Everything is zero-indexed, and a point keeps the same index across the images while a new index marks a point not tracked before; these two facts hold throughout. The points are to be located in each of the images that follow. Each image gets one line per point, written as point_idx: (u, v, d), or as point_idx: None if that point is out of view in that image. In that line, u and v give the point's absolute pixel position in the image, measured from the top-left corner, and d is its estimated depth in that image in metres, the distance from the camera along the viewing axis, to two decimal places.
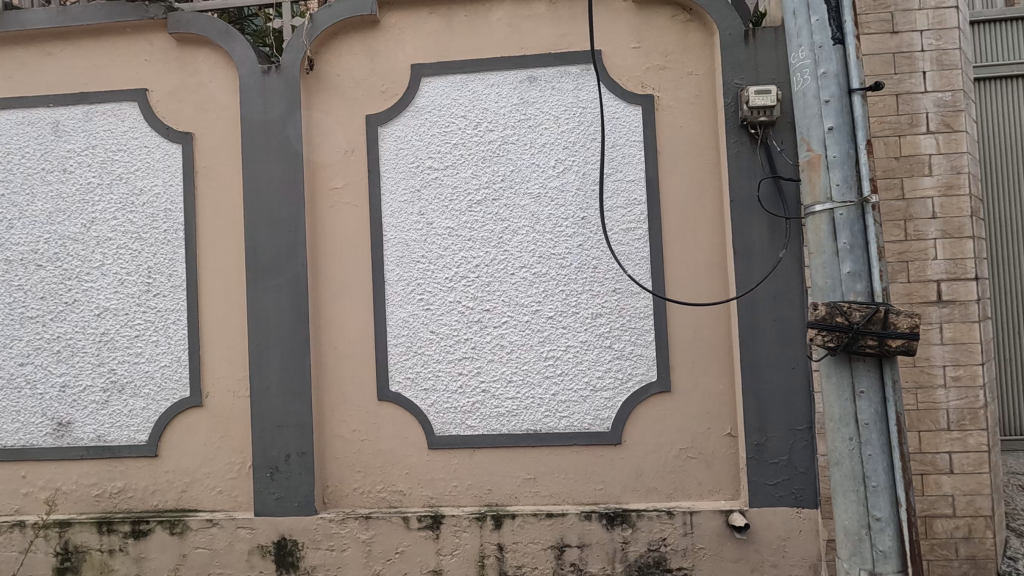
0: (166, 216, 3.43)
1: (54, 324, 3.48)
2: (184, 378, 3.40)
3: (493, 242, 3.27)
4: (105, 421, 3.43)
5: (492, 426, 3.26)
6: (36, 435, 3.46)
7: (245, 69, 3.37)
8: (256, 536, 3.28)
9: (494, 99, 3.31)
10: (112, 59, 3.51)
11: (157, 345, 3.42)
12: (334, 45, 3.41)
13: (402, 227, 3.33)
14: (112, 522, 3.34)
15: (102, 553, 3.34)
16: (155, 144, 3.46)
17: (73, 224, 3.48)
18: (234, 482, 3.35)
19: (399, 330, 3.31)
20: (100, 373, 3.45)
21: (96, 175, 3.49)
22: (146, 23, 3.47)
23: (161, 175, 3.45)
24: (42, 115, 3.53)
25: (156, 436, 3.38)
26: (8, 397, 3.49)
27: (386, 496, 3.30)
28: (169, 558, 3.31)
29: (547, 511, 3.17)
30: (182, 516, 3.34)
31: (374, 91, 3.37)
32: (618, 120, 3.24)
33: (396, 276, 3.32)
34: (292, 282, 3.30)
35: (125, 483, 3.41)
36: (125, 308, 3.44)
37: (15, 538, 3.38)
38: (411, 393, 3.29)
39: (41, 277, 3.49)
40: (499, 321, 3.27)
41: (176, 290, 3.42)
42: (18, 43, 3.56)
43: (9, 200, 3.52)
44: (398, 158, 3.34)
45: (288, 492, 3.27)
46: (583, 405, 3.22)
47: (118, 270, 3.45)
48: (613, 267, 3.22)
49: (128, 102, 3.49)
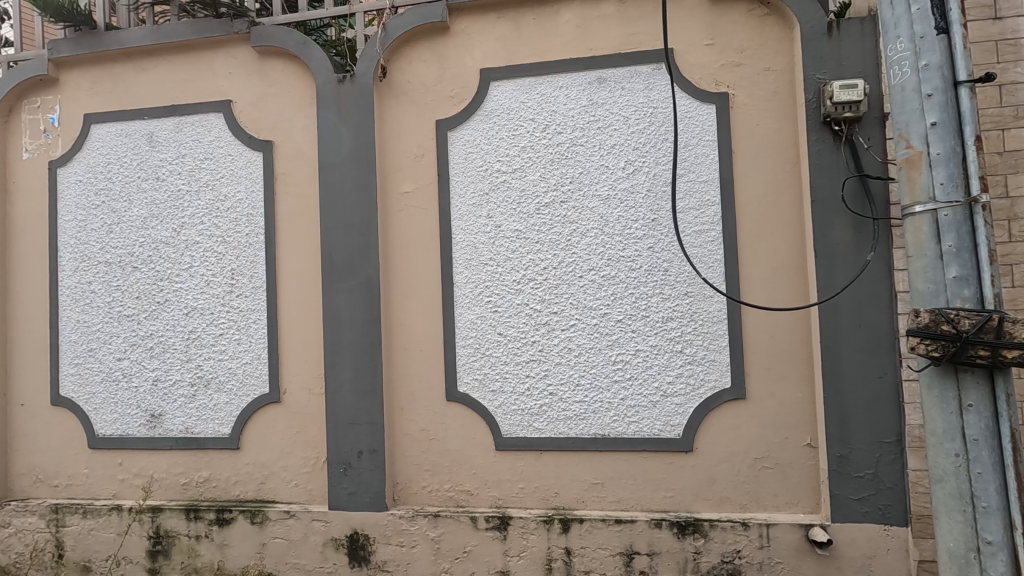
0: (248, 220, 3.61)
1: (147, 323, 3.72)
2: (264, 374, 3.56)
3: (561, 244, 3.26)
4: (193, 414, 3.64)
5: (559, 429, 3.25)
6: (132, 425, 3.71)
7: (321, 78, 3.50)
8: (330, 529, 3.39)
9: (562, 101, 3.30)
10: (199, 72, 3.72)
11: (240, 343, 3.60)
12: (405, 52, 3.48)
13: (470, 230, 3.37)
14: (199, 509, 3.54)
15: (189, 539, 3.54)
16: (238, 152, 3.64)
17: (165, 229, 3.71)
18: (310, 476, 3.49)
19: (468, 332, 3.35)
20: (188, 368, 3.66)
21: (185, 182, 3.70)
22: (231, 37, 3.66)
23: (243, 181, 3.63)
24: (138, 127, 3.79)
25: (238, 429, 3.56)
26: (107, 389, 3.75)
27: (454, 495, 3.35)
28: (249, 546, 3.48)
29: (616, 517, 3.13)
30: (261, 506, 3.49)
31: (443, 97, 3.43)
32: (690, 119, 3.16)
33: (465, 278, 3.36)
34: (364, 284, 3.40)
35: (210, 473, 3.61)
36: (211, 308, 3.64)
37: (113, 521, 3.63)
38: (478, 394, 3.33)
39: (136, 278, 3.74)
40: (567, 324, 3.25)
41: (256, 291, 3.58)
42: (117, 60, 3.84)
43: (109, 207, 3.79)
44: (467, 162, 3.38)
45: (359, 488, 3.37)
46: (653, 410, 3.16)
47: (204, 272, 3.66)
48: (685, 270, 3.15)
49: (214, 113, 3.69)
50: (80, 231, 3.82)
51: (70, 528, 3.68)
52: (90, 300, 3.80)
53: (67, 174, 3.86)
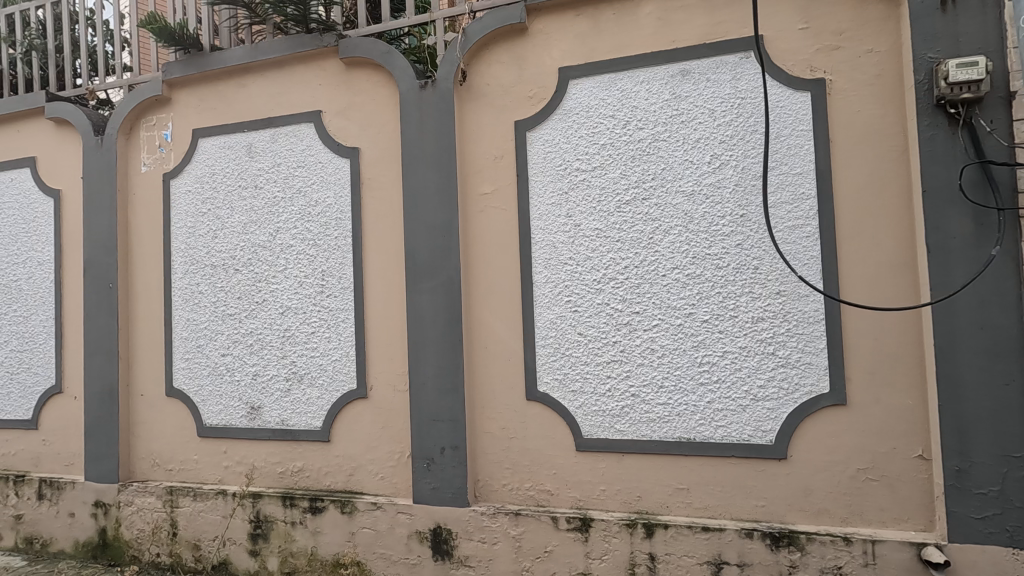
0: (337, 224, 3.79)
1: (248, 321, 3.99)
2: (352, 371, 3.73)
3: (643, 242, 3.19)
4: (288, 407, 3.87)
5: (642, 431, 3.17)
6: (235, 416, 4.00)
7: (404, 85, 3.60)
8: (414, 522, 3.49)
9: (643, 96, 3.23)
10: (293, 86, 3.95)
11: (330, 341, 3.79)
12: (484, 55, 3.53)
13: (549, 230, 3.36)
14: (294, 497, 3.75)
15: (286, 524, 3.77)
16: (328, 159, 3.84)
17: (263, 234, 3.97)
18: (395, 469, 3.62)
19: (547, 331, 3.35)
20: (283, 364, 3.89)
21: (280, 189, 3.94)
22: (320, 51, 3.86)
23: (333, 187, 3.81)
24: (239, 139, 4.08)
25: (329, 422, 3.75)
26: (213, 382, 4.06)
27: (534, 494, 3.36)
28: (340, 535, 3.65)
29: (703, 525, 3.01)
30: (351, 497, 3.66)
31: (522, 98, 3.45)
32: (783, 108, 3.00)
33: (544, 278, 3.36)
34: (445, 284, 3.48)
35: (304, 463, 3.83)
36: (304, 307, 3.85)
37: (219, 504, 3.93)
38: (559, 394, 3.32)
39: (238, 280, 4.03)
40: (650, 324, 3.18)
41: (345, 291, 3.76)
42: (220, 78, 4.15)
43: (214, 214, 4.11)
44: (546, 162, 3.38)
45: (442, 483, 3.45)
46: (742, 415, 3.02)
47: (298, 273, 3.88)
48: (777, 268, 2.99)
49: (306, 124, 3.91)
50: (189, 237, 4.16)
51: (182, 509, 4.02)
52: (198, 300, 4.13)
53: (178, 184, 4.21)
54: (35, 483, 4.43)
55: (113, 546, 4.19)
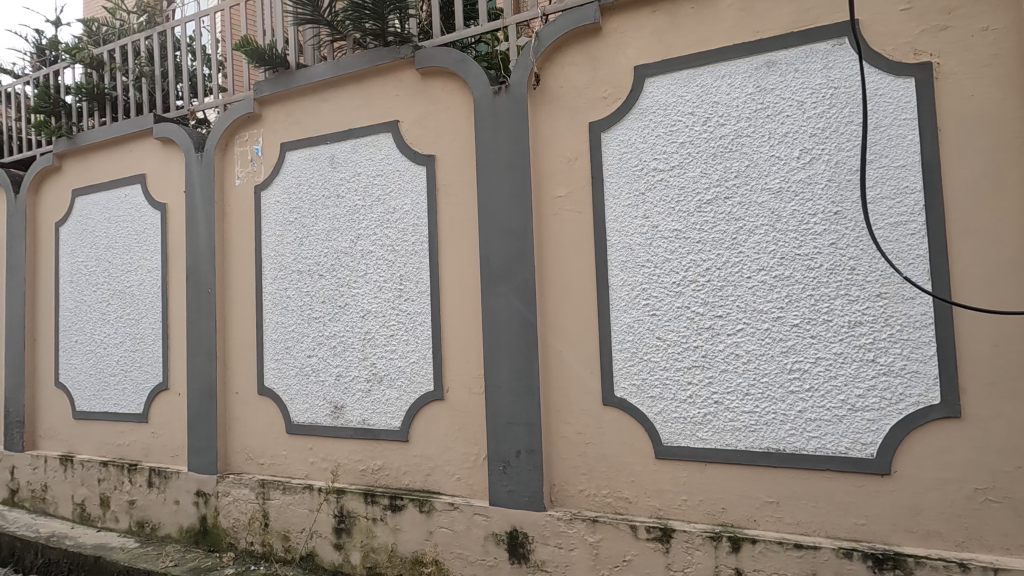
0: (414, 230, 3.90)
1: (331, 324, 4.18)
2: (429, 373, 3.81)
3: (726, 243, 3.06)
4: (369, 407, 4.02)
5: (726, 441, 3.04)
6: (320, 414, 4.20)
7: (479, 92, 3.65)
8: (491, 524, 3.52)
9: (725, 91, 3.10)
10: (372, 98, 4.11)
11: (408, 344, 3.89)
12: (558, 58, 3.52)
13: (626, 232, 3.30)
14: (375, 494, 3.88)
15: (367, 521, 3.90)
16: (405, 167, 3.95)
17: (345, 241, 4.15)
18: (471, 471, 3.66)
19: (624, 336, 3.28)
20: (364, 365, 4.05)
21: (361, 197, 4.11)
22: (398, 63, 3.99)
23: (410, 194, 3.92)
24: (322, 151, 4.28)
25: (408, 423, 3.85)
26: (300, 382, 4.28)
27: (612, 501, 3.30)
28: (418, 533, 3.73)
29: (795, 542, 2.84)
30: (429, 496, 3.74)
31: (596, 99, 3.41)
32: (882, 96, 2.79)
33: (620, 281, 3.30)
34: (520, 287, 3.49)
35: (384, 462, 3.95)
36: (383, 311, 3.99)
37: (306, 498, 4.13)
38: (637, 400, 3.24)
39: (322, 285, 4.23)
40: (733, 329, 3.04)
41: (422, 295, 3.85)
42: (305, 94, 4.38)
43: (300, 222, 4.34)
44: (622, 162, 3.32)
45: (518, 487, 3.46)
46: (838, 426, 2.83)
47: (377, 278, 4.02)
48: (877, 268, 2.78)
49: (384, 134, 4.05)
50: (278, 245, 4.42)
51: (273, 501, 4.26)
52: (286, 304, 4.37)
53: (268, 196, 4.48)
54: (146, 472, 4.85)
55: (212, 533, 4.50)
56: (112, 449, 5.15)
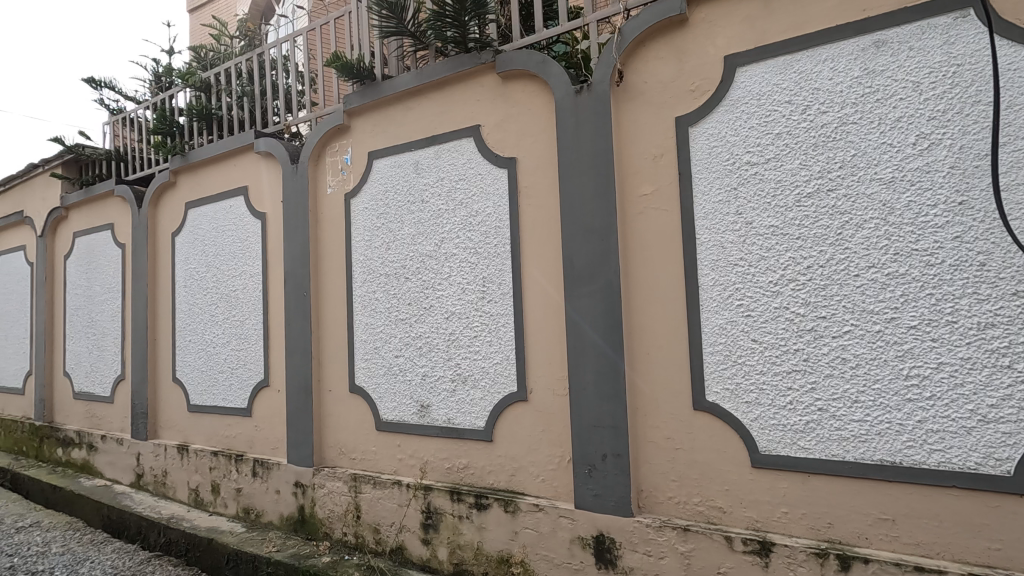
0: (496, 232, 3.94)
1: (417, 325, 4.31)
2: (512, 374, 3.84)
3: (830, 239, 2.86)
4: (454, 407, 4.10)
5: (832, 451, 2.83)
6: (407, 412, 4.34)
7: (560, 92, 3.63)
8: (576, 527, 3.48)
9: (827, 76, 2.90)
10: (454, 104, 4.20)
11: (491, 345, 3.94)
12: (642, 52, 3.43)
13: (716, 229, 3.16)
14: (461, 492, 3.96)
15: (453, 518, 3.98)
16: (487, 170, 4.00)
17: (429, 244, 4.27)
18: (556, 473, 3.65)
19: (716, 338, 3.14)
20: (449, 365, 4.14)
21: (444, 202, 4.20)
22: (479, 68, 4.06)
23: (492, 197, 3.97)
24: (407, 158, 4.43)
25: (492, 423, 3.90)
26: (389, 381, 4.45)
27: (704, 511, 3.16)
28: (503, 532, 3.76)
29: (916, 564, 2.60)
30: (513, 496, 3.76)
31: (683, 92, 3.29)
32: (1016, 72, 2.51)
33: (711, 281, 3.17)
34: (605, 288, 3.43)
35: (469, 461, 4.02)
36: (467, 313, 4.06)
37: (395, 493, 4.28)
38: (731, 406, 3.09)
39: (408, 287, 4.37)
40: (839, 330, 2.83)
41: (505, 296, 3.89)
42: (391, 104, 4.55)
43: (387, 228, 4.51)
44: (712, 157, 3.18)
45: (604, 491, 3.40)
46: (966, 439, 2.56)
47: (461, 280, 4.10)
48: (1012, 264, 2.50)
49: (466, 139, 4.12)
50: (366, 249, 4.61)
51: (364, 494, 4.45)
52: (375, 306, 4.55)
53: (357, 203, 4.69)
54: (251, 462, 5.22)
55: (309, 522, 4.77)
56: (221, 441, 5.60)
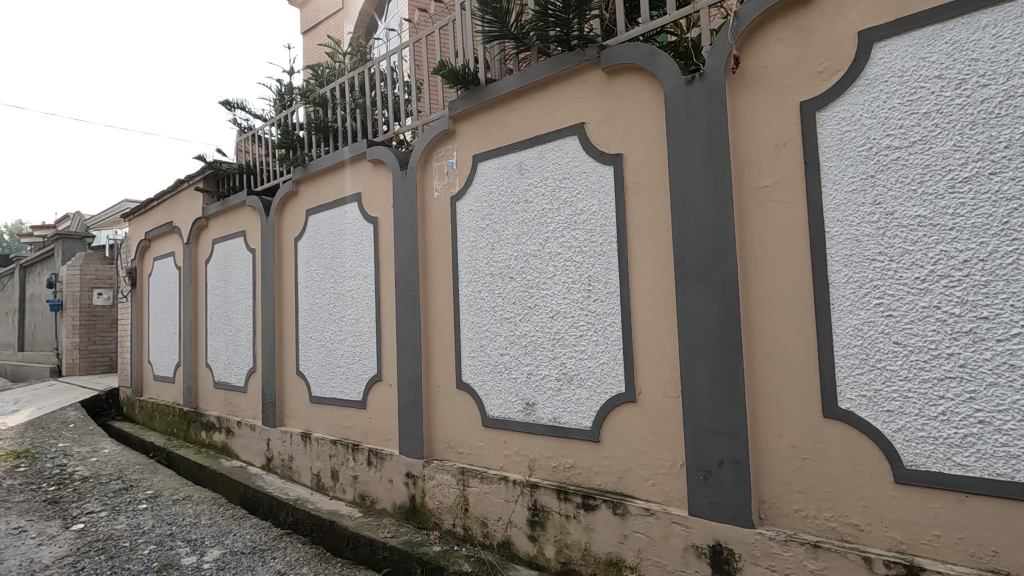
0: (602, 230, 3.89)
1: (522, 324, 4.36)
2: (620, 374, 3.77)
3: (993, 229, 2.53)
4: (560, 406, 4.11)
5: (997, 469, 2.50)
6: (513, 410, 4.40)
7: (669, 83, 3.51)
8: (690, 535, 3.35)
9: (988, 44, 2.56)
10: (557, 103, 4.20)
11: (597, 344, 3.90)
12: (761, 35, 3.22)
13: (850, 221, 2.90)
14: (568, 491, 3.95)
15: (560, 517, 3.98)
16: (592, 168, 3.96)
17: (533, 244, 4.29)
18: (667, 477, 3.53)
19: (850, 340, 2.89)
20: (554, 364, 4.15)
21: (549, 202, 4.20)
22: (583, 65, 4.02)
23: (597, 195, 3.92)
24: (511, 159, 4.48)
25: (598, 423, 3.86)
26: (494, 378, 4.54)
27: (837, 527, 2.92)
28: (613, 535, 3.70)
29: None
30: (622, 499, 3.69)
31: (808, 74, 3.05)
32: None
33: (843, 278, 2.92)
34: (720, 286, 3.27)
35: (575, 460, 4.01)
36: (572, 312, 4.04)
37: (502, 489, 4.36)
38: (869, 414, 2.83)
39: (513, 287, 4.43)
40: (1006, 333, 2.50)
41: (611, 295, 3.83)
42: (495, 107, 4.64)
43: (492, 228, 4.59)
44: (844, 143, 2.93)
45: (721, 499, 3.23)
46: None
47: (565, 279, 4.08)
48: None
49: (570, 138, 4.10)
50: (471, 250, 4.73)
51: (472, 488, 4.58)
52: (480, 305, 4.67)
53: (463, 205, 4.83)
54: (366, 452, 5.56)
55: (420, 511, 4.99)
56: (339, 430, 6.02)
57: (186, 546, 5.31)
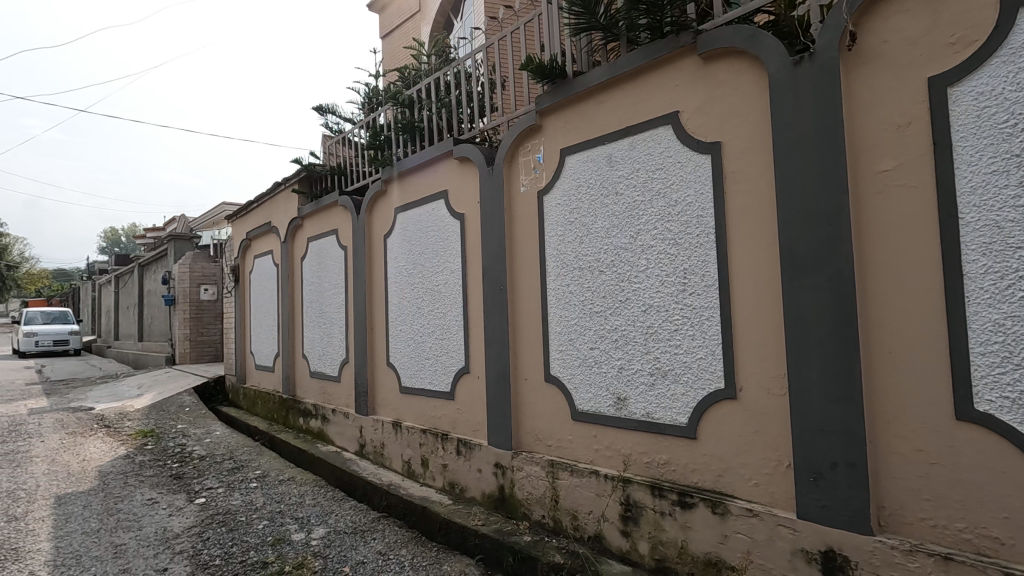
0: (698, 221, 3.77)
1: (613, 317, 4.32)
2: (719, 370, 3.65)
3: None
4: (653, 401, 4.04)
5: None
6: (603, 404, 4.38)
7: (774, 66, 3.35)
8: (799, 539, 3.21)
9: None
10: (649, 91, 4.10)
11: (694, 339, 3.79)
12: (880, 7, 2.98)
13: (989, 206, 2.65)
14: (663, 488, 3.88)
15: (655, 513, 3.92)
16: (687, 157, 3.85)
17: (624, 236, 4.24)
18: (772, 478, 3.39)
19: (990, 336, 2.65)
20: (647, 359, 4.09)
21: (641, 193, 4.13)
22: (677, 52, 3.90)
23: (693, 185, 3.81)
24: (600, 151, 4.44)
25: (695, 420, 3.76)
26: (584, 372, 4.53)
27: (972, 539, 2.68)
28: (712, 534, 3.60)
29: None
30: (723, 498, 3.58)
31: (938, 47, 2.80)
32: None
33: (980, 268, 2.67)
34: (834, 279, 3.10)
35: (669, 457, 3.94)
36: (667, 306, 3.96)
37: (592, 483, 4.36)
38: (1012, 418, 2.58)
39: (602, 280, 4.39)
40: None
41: (709, 289, 3.71)
42: (583, 99, 4.60)
43: (580, 222, 4.58)
44: (982, 120, 2.68)
45: (835, 503, 3.07)
46: None
47: (659, 272, 4.00)
48: None
49: (663, 127, 4.01)
50: (560, 244, 4.74)
51: (562, 481, 4.60)
52: (569, 299, 4.66)
53: (550, 199, 4.84)
54: (455, 441, 5.73)
55: (509, 501, 5.09)
56: (428, 420, 6.23)
57: (295, 523, 5.72)
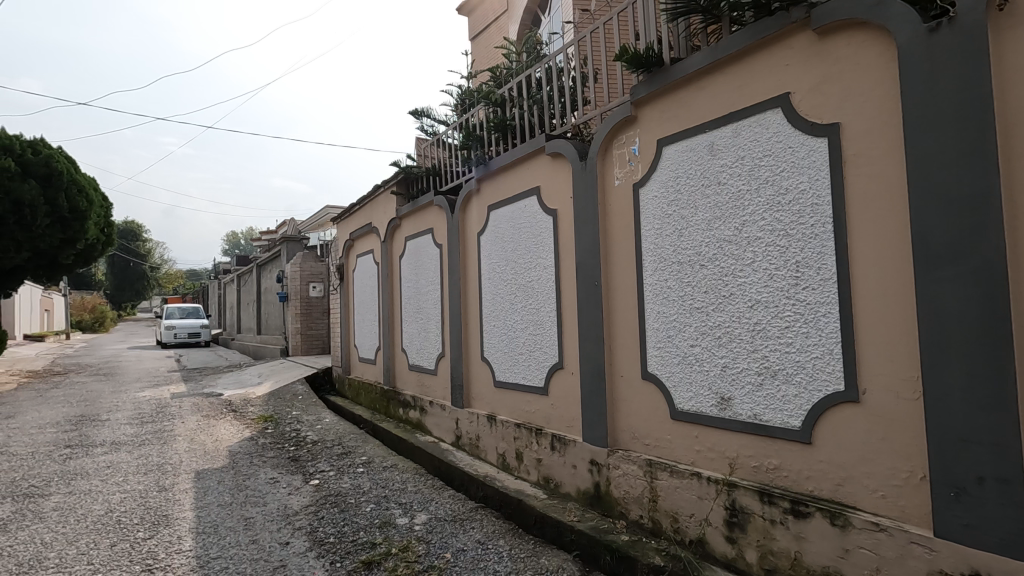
0: (813, 211, 3.51)
1: (715, 313, 4.13)
2: (838, 371, 3.38)
3: None
4: (762, 403, 3.82)
5: None
6: (706, 404, 4.20)
7: (905, 36, 3.02)
8: (937, 560, 2.89)
9: None
10: (755, 74, 3.86)
11: (808, 337, 3.54)
12: None
13: None
14: (773, 495, 3.66)
15: (764, 520, 3.71)
16: (799, 142, 3.58)
17: (728, 229, 4.03)
18: (902, 491, 3.08)
19: None
20: (754, 358, 3.87)
21: (746, 183, 3.90)
22: (787, 29, 3.64)
23: (807, 171, 3.54)
24: (701, 140, 4.25)
25: (810, 423, 3.51)
26: (684, 371, 4.37)
27: None
28: (830, 547, 3.34)
29: None
30: (843, 509, 3.31)
31: None
32: None
33: None
34: (980, 270, 2.75)
35: (780, 462, 3.70)
36: (776, 301, 3.72)
37: (694, 485, 4.20)
38: None
39: (704, 275, 4.21)
40: None
41: (826, 283, 3.44)
42: (681, 87, 4.43)
43: (679, 215, 4.41)
44: None
45: (982, 522, 2.73)
46: None
47: (767, 266, 3.77)
48: None
49: (771, 111, 3.76)
50: (657, 238, 4.60)
51: (660, 481, 4.48)
52: (667, 294, 4.52)
53: (646, 192, 4.71)
54: (549, 437, 5.76)
55: (605, 499, 5.04)
56: (522, 414, 6.31)
57: (399, 508, 6.03)
